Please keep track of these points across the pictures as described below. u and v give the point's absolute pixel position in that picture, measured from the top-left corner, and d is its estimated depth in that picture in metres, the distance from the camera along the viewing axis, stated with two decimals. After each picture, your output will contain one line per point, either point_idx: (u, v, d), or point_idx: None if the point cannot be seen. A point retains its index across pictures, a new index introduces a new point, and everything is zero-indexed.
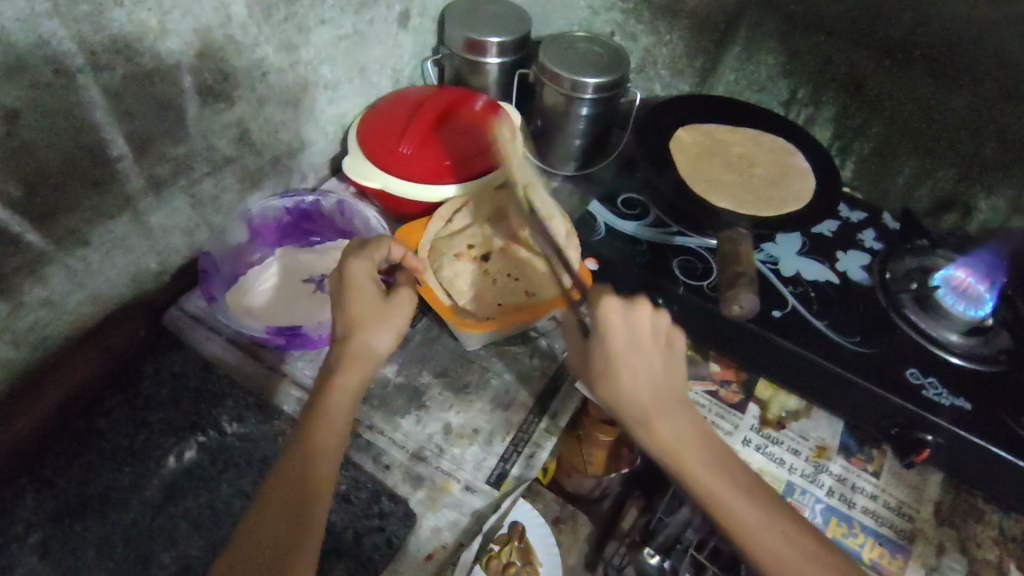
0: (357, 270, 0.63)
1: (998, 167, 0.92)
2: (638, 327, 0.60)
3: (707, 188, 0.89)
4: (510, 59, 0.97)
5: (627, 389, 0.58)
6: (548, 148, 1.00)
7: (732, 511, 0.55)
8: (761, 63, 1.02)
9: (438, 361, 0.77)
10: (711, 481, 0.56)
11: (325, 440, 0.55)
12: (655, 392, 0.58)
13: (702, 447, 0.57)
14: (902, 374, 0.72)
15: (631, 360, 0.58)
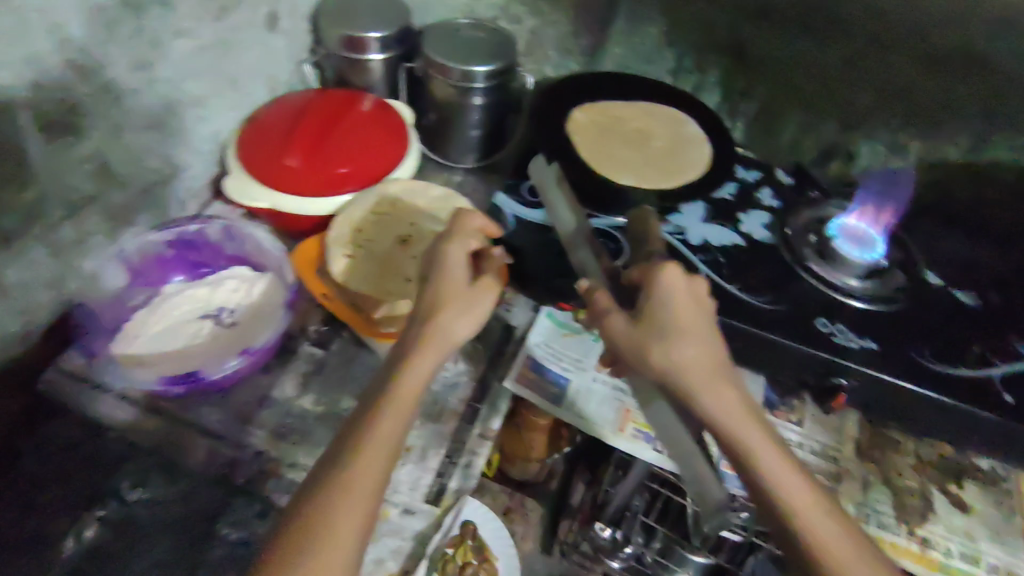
0: (451, 253, 0.60)
1: (876, 113, 0.97)
2: (693, 293, 0.57)
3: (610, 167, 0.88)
4: (394, 53, 0.92)
5: (685, 355, 0.54)
6: (444, 141, 0.97)
7: (783, 489, 0.51)
8: (646, 35, 1.02)
9: (359, 381, 0.73)
10: (768, 455, 0.52)
11: (383, 440, 0.50)
12: (710, 358, 0.54)
13: (759, 420, 0.53)
14: (812, 324, 0.75)
15: (689, 328, 0.55)
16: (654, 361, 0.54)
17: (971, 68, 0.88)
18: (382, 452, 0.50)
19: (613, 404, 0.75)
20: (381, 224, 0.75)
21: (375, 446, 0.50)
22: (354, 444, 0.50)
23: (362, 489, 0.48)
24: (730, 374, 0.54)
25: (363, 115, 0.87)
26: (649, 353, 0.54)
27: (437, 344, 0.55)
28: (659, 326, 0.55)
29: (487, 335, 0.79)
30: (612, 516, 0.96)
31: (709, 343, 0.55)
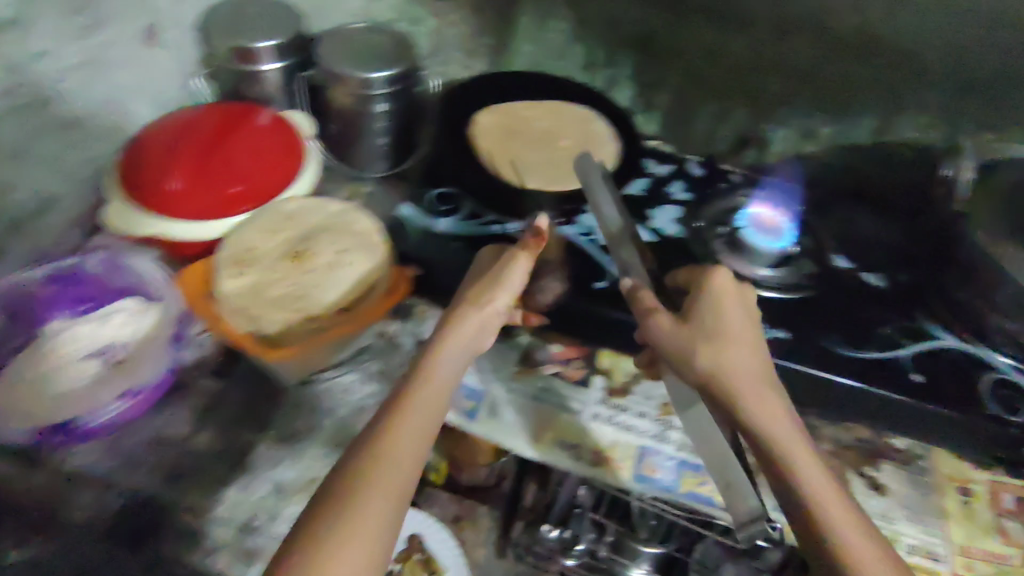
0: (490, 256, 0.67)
1: (787, 100, 0.96)
2: (730, 304, 0.63)
3: (516, 170, 0.86)
4: (289, 62, 0.87)
5: (728, 355, 0.59)
6: (352, 148, 0.91)
7: (805, 479, 0.55)
8: (554, 30, 1.00)
9: (260, 413, 0.69)
10: (796, 447, 0.56)
11: (412, 433, 0.54)
12: (747, 359, 0.60)
13: (791, 421, 0.58)
14: None
15: (731, 333, 0.61)
16: (700, 361, 0.59)
17: (871, 47, 0.89)
18: (412, 444, 0.53)
19: (530, 414, 0.74)
20: (276, 240, 0.70)
21: (408, 438, 0.53)
22: (384, 431, 0.53)
23: (393, 479, 0.51)
24: (765, 376, 0.60)
25: (259, 126, 0.82)
26: (698, 352, 0.59)
27: (463, 345, 0.61)
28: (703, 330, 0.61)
29: (398, 352, 0.75)
30: (558, 516, 0.92)
31: (744, 348, 0.61)
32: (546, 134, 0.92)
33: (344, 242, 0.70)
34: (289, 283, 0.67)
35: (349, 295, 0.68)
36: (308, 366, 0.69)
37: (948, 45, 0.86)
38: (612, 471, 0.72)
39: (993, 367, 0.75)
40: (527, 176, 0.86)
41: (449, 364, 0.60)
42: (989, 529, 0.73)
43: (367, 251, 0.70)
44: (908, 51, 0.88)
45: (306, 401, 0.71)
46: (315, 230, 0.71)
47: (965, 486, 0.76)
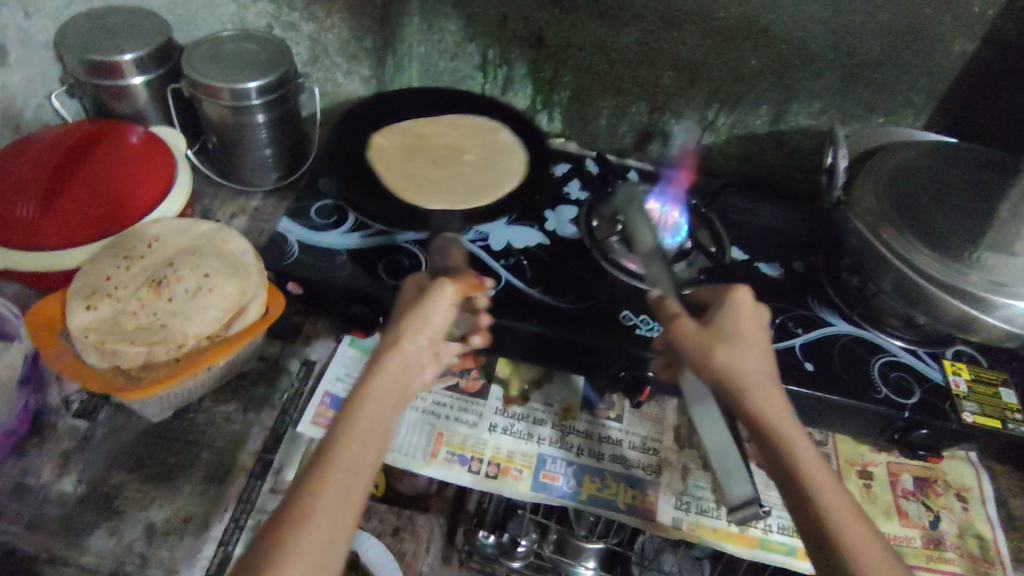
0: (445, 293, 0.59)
1: (678, 91, 0.97)
2: (743, 309, 0.62)
3: (422, 192, 0.82)
4: (156, 74, 0.84)
5: (743, 352, 0.59)
6: (234, 165, 0.89)
7: (811, 472, 0.52)
8: (443, 31, 0.98)
9: (132, 451, 0.66)
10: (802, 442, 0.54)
11: (371, 430, 0.49)
12: (757, 357, 0.59)
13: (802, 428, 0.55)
14: (615, 318, 0.73)
15: (741, 332, 0.61)
16: (717, 358, 0.58)
17: (757, 38, 0.88)
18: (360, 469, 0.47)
19: (425, 431, 0.72)
20: (134, 269, 0.66)
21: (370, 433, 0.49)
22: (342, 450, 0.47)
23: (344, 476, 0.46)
24: (773, 378, 0.58)
25: (127, 144, 0.77)
26: (714, 349, 0.59)
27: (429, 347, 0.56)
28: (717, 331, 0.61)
29: (283, 376, 0.72)
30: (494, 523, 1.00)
31: (757, 349, 0.60)
32: (446, 150, 0.89)
33: (206, 262, 0.67)
34: (145, 313, 0.63)
35: (211, 324, 0.63)
36: (179, 399, 0.66)
37: (835, 27, 0.86)
38: (510, 483, 0.70)
39: (887, 350, 0.77)
40: (434, 197, 0.82)
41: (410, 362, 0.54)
42: (887, 511, 0.74)
43: (232, 273, 0.66)
44: (794, 38, 0.88)
45: (182, 435, 0.67)
46: (176, 254, 0.68)
47: (864, 469, 0.77)
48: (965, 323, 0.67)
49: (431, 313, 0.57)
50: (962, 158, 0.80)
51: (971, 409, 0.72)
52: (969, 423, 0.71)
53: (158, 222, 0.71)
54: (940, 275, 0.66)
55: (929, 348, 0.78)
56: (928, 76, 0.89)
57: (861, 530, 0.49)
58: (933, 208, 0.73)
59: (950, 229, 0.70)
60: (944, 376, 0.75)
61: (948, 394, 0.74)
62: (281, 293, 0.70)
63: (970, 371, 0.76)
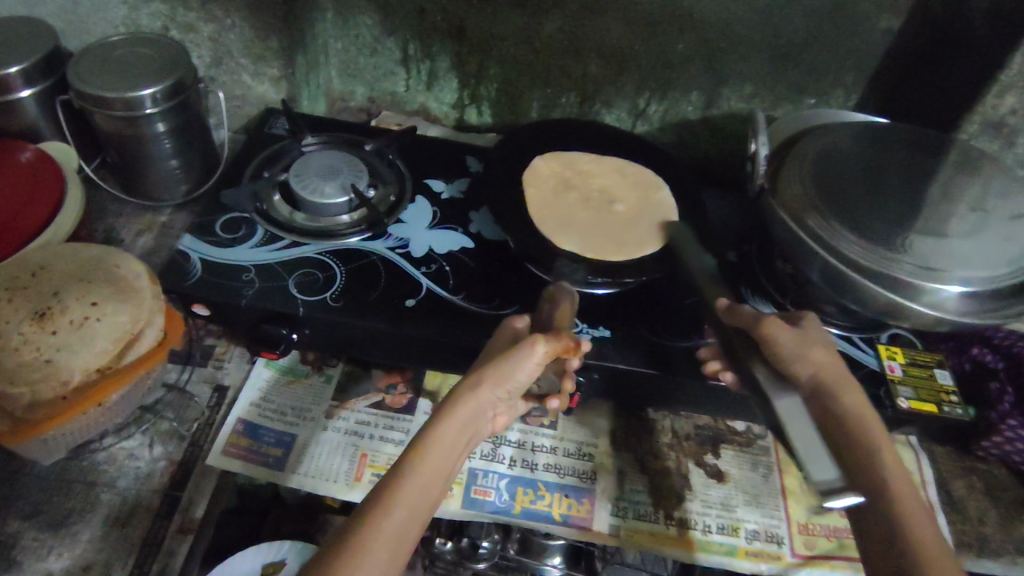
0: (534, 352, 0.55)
1: (607, 80, 0.94)
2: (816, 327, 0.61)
3: (554, 229, 0.75)
4: (45, 85, 0.77)
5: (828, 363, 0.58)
6: (137, 178, 0.83)
7: (894, 482, 0.51)
8: (360, 26, 0.93)
9: (26, 497, 0.61)
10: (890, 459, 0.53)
11: (435, 473, 0.48)
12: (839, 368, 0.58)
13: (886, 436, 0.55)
14: None
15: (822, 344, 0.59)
16: (816, 356, 0.57)
17: (682, 22, 0.86)
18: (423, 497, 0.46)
19: (347, 452, 0.68)
20: (17, 300, 0.59)
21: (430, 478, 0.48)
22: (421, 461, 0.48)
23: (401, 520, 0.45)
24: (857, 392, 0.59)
25: (13, 161, 0.72)
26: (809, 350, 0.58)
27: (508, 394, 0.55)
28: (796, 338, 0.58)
29: (192, 405, 0.68)
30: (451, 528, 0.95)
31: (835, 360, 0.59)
32: (603, 193, 0.81)
33: (96, 292, 0.61)
34: (27, 349, 0.57)
35: (101, 357, 0.59)
36: (74, 437, 0.62)
37: (759, 8, 0.83)
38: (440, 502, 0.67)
39: None
40: (564, 237, 0.75)
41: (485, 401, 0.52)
42: None
43: (124, 301, 0.61)
44: (720, 21, 0.85)
45: (82, 475, 0.63)
46: (62, 282, 0.61)
47: None
48: (890, 309, 0.66)
49: (516, 369, 0.53)
50: (891, 140, 0.79)
51: (907, 394, 0.71)
52: (904, 409, 0.70)
53: (41, 250, 0.64)
54: (863, 261, 0.65)
55: (864, 334, 0.77)
56: (856, 55, 0.88)
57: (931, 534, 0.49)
58: (858, 193, 0.72)
59: (876, 215, 0.70)
60: (879, 362, 0.74)
61: (883, 379, 0.72)
62: (179, 319, 0.67)
63: (905, 355, 0.75)
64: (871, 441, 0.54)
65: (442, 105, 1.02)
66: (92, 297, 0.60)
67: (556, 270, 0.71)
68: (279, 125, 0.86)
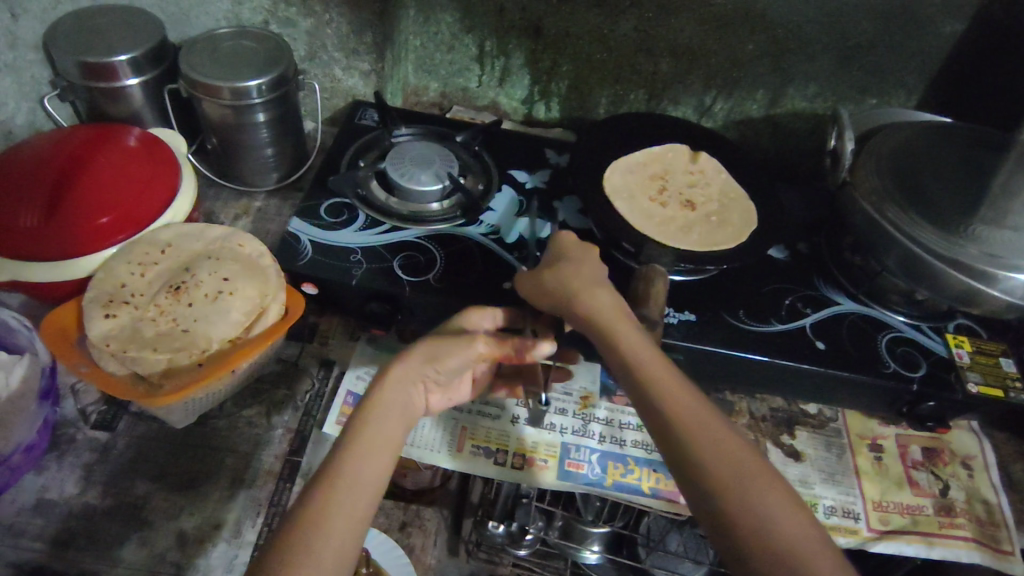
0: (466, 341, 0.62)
1: (675, 78, 0.98)
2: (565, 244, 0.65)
3: (665, 233, 0.78)
4: (153, 74, 0.81)
5: (575, 278, 0.60)
6: (235, 164, 0.87)
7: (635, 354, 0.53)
8: (440, 23, 0.98)
9: (156, 460, 0.64)
10: (641, 356, 0.53)
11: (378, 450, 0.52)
12: (593, 279, 0.60)
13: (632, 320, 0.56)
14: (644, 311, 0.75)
15: (592, 263, 0.62)
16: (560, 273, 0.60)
17: (754, 23, 0.90)
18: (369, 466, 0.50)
19: (449, 426, 0.73)
20: (150, 275, 0.65)
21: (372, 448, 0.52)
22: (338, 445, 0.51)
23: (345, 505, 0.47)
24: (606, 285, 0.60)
25: (123, 146, 0.75)
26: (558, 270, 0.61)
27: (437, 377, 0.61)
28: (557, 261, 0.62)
29: (303, 378, 0.72)
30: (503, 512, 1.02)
31: (594, 272, 0.61)
32: (692, 184, 0.84)
33: (224, 270, 0.65)
34: (166, 320, 0.62)
35: (235, 327, 0.62)
36: (202, 404, 0.65)
37: (828, 12, 0.88)
38: (536, 472, 0.71)
39: (892, 326, 0.79)
40: (675, 237, 0.77)
41: (407, 381, 0.58)
42: (899, 482, 0.76)
43: (252, 277, 0.65)
44: (791, 22, 0.89)
45: (206, 441, 0.66)
46: (191, 260, 0.66)
47: (875, 442, 0.79)
48: (965, 295, 0.70)
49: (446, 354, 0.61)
50: (957, 137, 0.82)
51: (975, 380, 0.75)
52: (973, 393, 0.74)
53: (168, 231, 0.69)
54: (942, 248, 0.69)
55: (931, 322, 0.80)
56: (918, 58, 0.92)
57: (683, 399, 0.50)
58: (930, 186, 0.75)
59: (954, 205, 0.73)
60: (947, 349, 0.78)
61: (952, 365, 0.76)
62: (300, 295, 0.68)
63: (972, 344, 0.79)
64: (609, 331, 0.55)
65: (512, 101, 1.06)
66: (218, 273, 0.65)
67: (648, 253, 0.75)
68: (369, 116, 0.90)
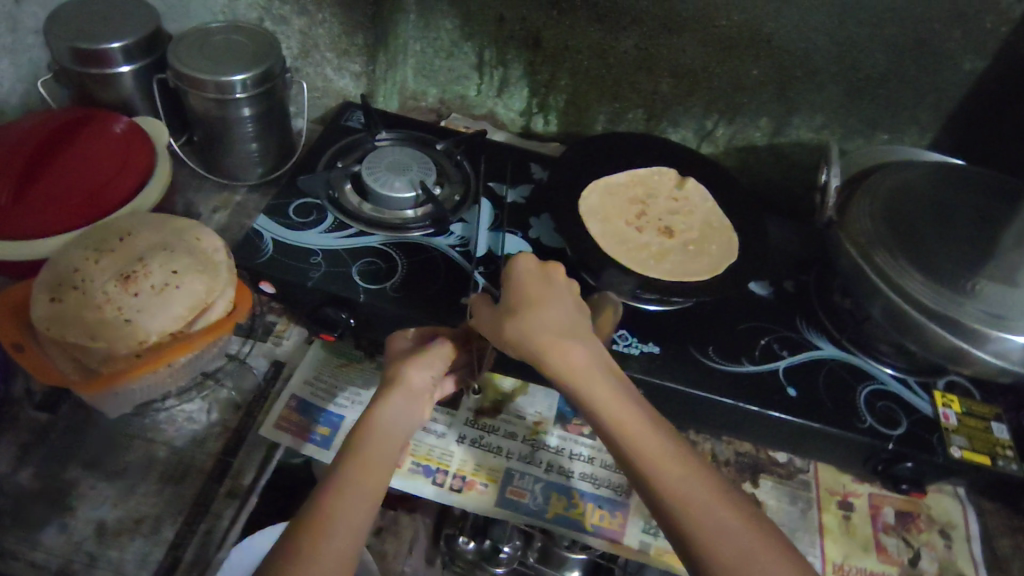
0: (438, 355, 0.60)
1: (676, 99, 0.95)
2: (528, 266, 0.58)
3: (633, 259, 0.75)
4: (143, 63, 0.82)
5: (539, 323, 0.53)
6: (218, 157, 0.87)
7: (618, 415, 0.49)
8: (440, 29, 0.97)
9: (91, 446, 0.64)
10: (625, 418, 0.49)
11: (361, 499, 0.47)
12: (566, 323, 0.54)
13: (611, 374, 0.52)
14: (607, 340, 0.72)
15: (561, 294, 0.57)
16: (529, 312, 0.54)
17: (759, 47, 0.86)
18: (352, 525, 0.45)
19: None
20: (104, 261, 0.64)
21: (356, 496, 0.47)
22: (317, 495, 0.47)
23: (336, 559, 0.43)
24: (582, 327, 0.55)
25: (108, 133, 0.76)
26: (526, 310, 0.55)
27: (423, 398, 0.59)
28: (525, 296, 0.56)
29: (249, 376, 0.71)
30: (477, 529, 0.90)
31: (565, 312, 0.55)
32: (673, 213, 0.82)
33: (178, 263, 0.65)
34: (111, 309, 0.61)
35: (176, 322, 0.62)
36: (140, 395, 0.64)
37: (839, 40, 0.83)
38: (474, 497, 0.69)
39: (874, 377, 0.74)
40: (643, 265, 0.75)
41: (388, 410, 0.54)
42: (865, 545, 0.71)
43: (202, 272, 0.65)
44: (799, 49, 0.85)
45: (143, 432, 0.66)
46: (147, 250, 0.65)
47: (845, 500, 0.74)
48: (952, 354, 0.65)
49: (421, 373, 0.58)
50: (968, 181, 0.77)
51: (960, 443, 0.69)
52: (956, 458, 0.68)
53: (131, 218, 0.68)
54: (928, 301, 0.65)
55: (920, 377, 0.75)
56: (935, 95, 0.86)
57: (674, 467, 0.47)
58: (931, 234, 0.70)
59: (953, 255, 0.68)
60: (933, 408, 0.72)
61: (936, 426, 0.70)
62: (249, 293, 0.69)
63: (961, 404, 0.73)
64: (590, 392, 0.50)
65: (510, 112, 1.05)
66: (170, 265, 0.64)
67: (613, 280, 0.72)
68: (355, 118, 0.89)
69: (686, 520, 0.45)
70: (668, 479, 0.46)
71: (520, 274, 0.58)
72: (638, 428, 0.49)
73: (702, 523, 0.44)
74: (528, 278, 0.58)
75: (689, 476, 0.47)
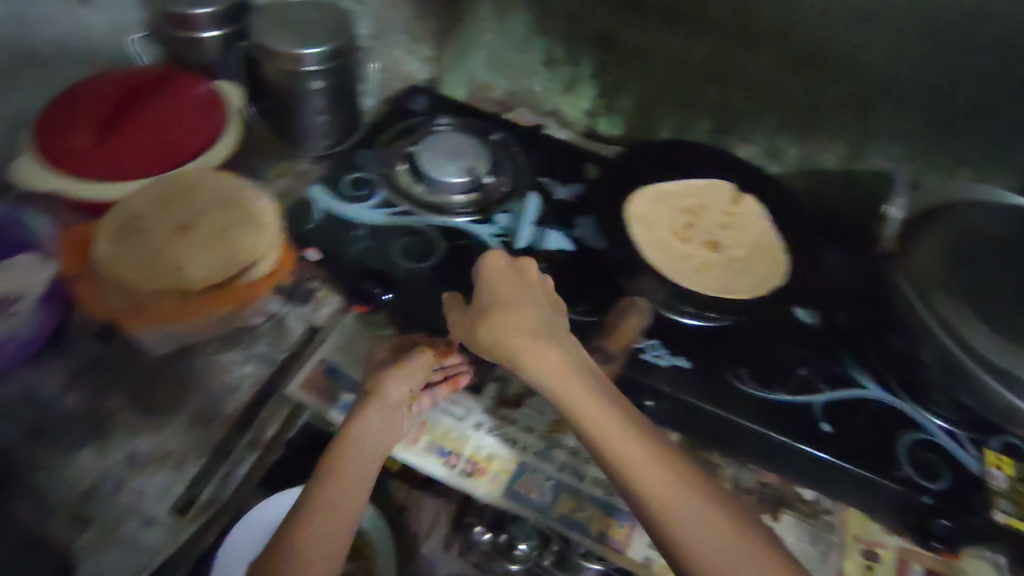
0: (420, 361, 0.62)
1: (748, 112, 0.92)
2: (496, 265, 0.58)
3: (675, 269, 0.76)
4: (229, 30, 0.87)
5: (508, 328, 0.53)
6: (285, 125, 0.90)
7: (591, 417, 0.48)
8: (514, 22, 0.98)
9: (132, 380, 0.68)
10: (597, 419, 0.48)
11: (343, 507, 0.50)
12: (538, 324, 0.53)
13: (584, 373, 0.51)
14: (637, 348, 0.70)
15: (533, 294, 0.56)
16: (498, 318, 0.54)
17: (838, 67, 0.82)
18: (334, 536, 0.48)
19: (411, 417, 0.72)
20: (165, 210, 0.68)
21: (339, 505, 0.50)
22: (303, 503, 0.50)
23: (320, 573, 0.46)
24: (556, 326, 0.54)
25: (189, 92, 0.80)
26: (493, 316, 0.54)
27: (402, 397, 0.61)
28: (494, 298, 0.55)
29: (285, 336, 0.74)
30: None
31: (535, 312, 0.55)
32: (724, 227, 0.82)
33: (232, 219, 0.68)
34: (166, 254, 0.65)
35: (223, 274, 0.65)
36: (180, 337, 0.68)
37: (929, 66, 0.78)
38: (482, 485, 0.69)
39: (920, 426, 0.69)
40: (682, 275, 0.76)
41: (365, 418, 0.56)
42: None
43: (252, 230, 0.68)
44: (883, 71, 0.81)
45: (180, 375, 0.69)
46: (206, 203, 0.69)
47: (871, 550, 0.68)
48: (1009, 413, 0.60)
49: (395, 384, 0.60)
50: None
51: (1004, 508, 0.64)
52: (996, 522, 0.63)
53: (197, 172, 0.72)
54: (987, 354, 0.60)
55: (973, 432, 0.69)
56: None
57: (651, 469, 0.46)
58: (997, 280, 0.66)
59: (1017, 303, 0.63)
60: (980, 466, 0.67)
61: (981, 486, 0.65)
62: (292, 256, 0.72)
63: (1014, 467, 0.67)
64: (563, 394, 0.50)
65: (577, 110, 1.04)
66: (224, 221, 0.68)
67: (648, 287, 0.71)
68: (417, 103, 0.91)
69: (665, 527, 0.44)
70: (646, 483, 0.46)
71: (488, 279, 0.57)
72: (612, 425, 0.48)
73: (680, 529, 0.44)
74: (499, 279, 0.57)
75: (668, 478, 0.46)
